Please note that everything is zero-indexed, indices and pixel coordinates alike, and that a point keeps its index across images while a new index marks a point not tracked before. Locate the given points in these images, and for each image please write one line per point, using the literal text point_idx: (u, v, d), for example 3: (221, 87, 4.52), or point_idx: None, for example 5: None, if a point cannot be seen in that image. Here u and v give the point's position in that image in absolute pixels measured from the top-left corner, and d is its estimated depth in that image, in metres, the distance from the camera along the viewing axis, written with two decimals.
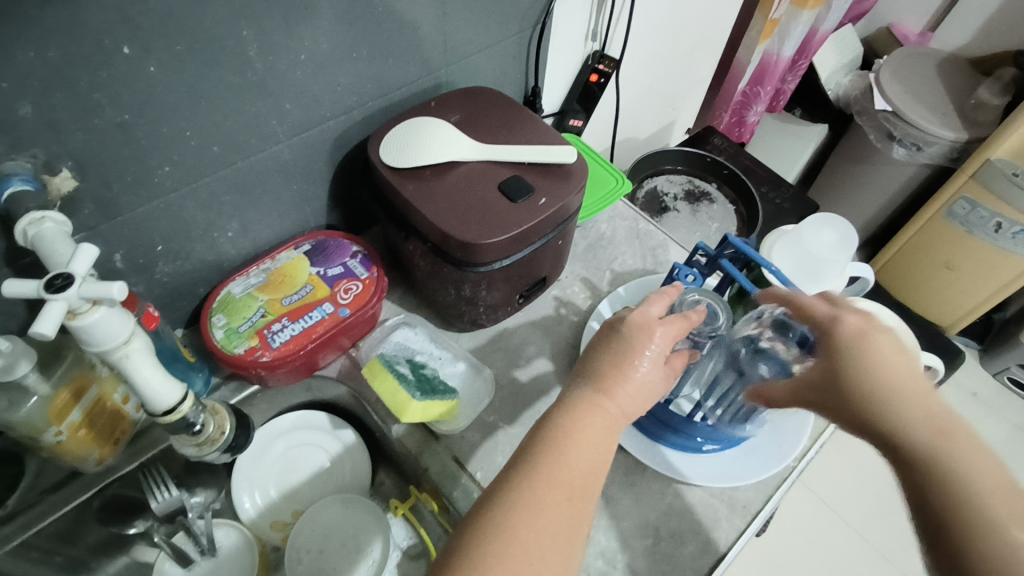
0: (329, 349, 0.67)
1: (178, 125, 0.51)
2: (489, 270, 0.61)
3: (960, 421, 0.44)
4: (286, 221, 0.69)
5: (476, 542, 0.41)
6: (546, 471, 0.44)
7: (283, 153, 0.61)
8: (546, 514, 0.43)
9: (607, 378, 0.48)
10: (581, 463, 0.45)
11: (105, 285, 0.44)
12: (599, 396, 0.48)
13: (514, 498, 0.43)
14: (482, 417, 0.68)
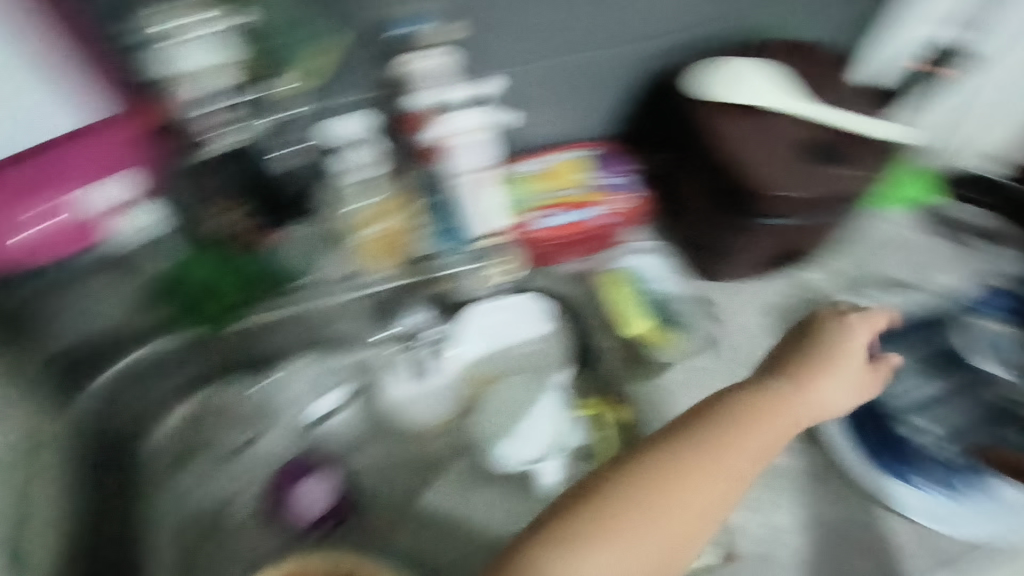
0: (576, 249, 0.73)
1: (531, 10, 0.60)
2: (775, 225, 0.62)
3: None
4: (573, 123, 0.75)
5: (637, 473, 0.43)
6: (719, 433, 0.45)
7: (600, 57, 0.68)
8: (694, 479, 0.43)
9: (800, 375, 0.50)
10: (753, 448, 0.46)
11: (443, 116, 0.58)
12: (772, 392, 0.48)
13: (677, 429, 0.46)
14: (692, 359, 0.70)
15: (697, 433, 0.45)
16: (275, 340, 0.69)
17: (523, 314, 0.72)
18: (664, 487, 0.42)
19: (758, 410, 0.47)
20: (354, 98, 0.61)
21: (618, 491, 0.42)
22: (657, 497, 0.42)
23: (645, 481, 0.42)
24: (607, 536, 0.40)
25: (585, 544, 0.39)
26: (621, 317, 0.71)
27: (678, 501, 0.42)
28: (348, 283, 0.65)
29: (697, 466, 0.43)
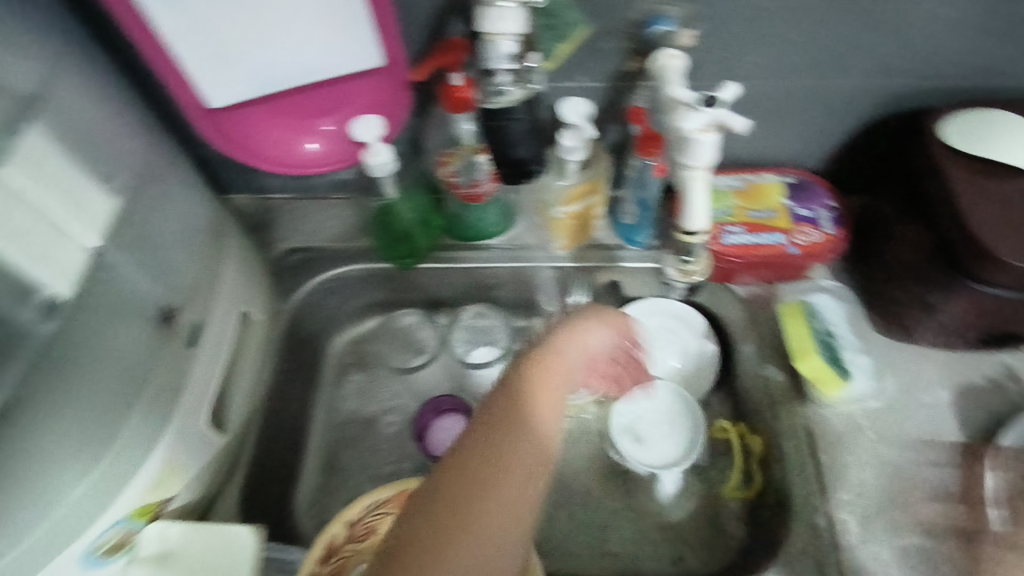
0: (756, 272, 0.71)
1: (786, 26, 0.58)
2: (997, 294, 0.57)
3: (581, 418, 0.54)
4: (789, 149, 0.72)
5: (489, 420, 0.42)
6: (511, 431, 0.41)
7: (840, 86, 0.64)
8: (544, 402, 0.44)
9: (561, 361, 0.47)
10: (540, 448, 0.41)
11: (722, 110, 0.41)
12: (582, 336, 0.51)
13: (521, 374, 0.45)
14: (857, 418, 0.64)
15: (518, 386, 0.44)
16: (450, 287, 0.80)
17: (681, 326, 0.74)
18: (529, 427, 0.42)
19: (575, 326, 0.51)
20: (586, 83, 0.63)
21: (488, 426, 0.41)
22: (513, 434, 0.41)
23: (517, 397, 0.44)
24: (503, 479, 0.39)
25: (485, 490, 0.38)
26: (796, 347, 0.64)
27: (523, 467, 0.40)
28: (529, 253, 0.76)
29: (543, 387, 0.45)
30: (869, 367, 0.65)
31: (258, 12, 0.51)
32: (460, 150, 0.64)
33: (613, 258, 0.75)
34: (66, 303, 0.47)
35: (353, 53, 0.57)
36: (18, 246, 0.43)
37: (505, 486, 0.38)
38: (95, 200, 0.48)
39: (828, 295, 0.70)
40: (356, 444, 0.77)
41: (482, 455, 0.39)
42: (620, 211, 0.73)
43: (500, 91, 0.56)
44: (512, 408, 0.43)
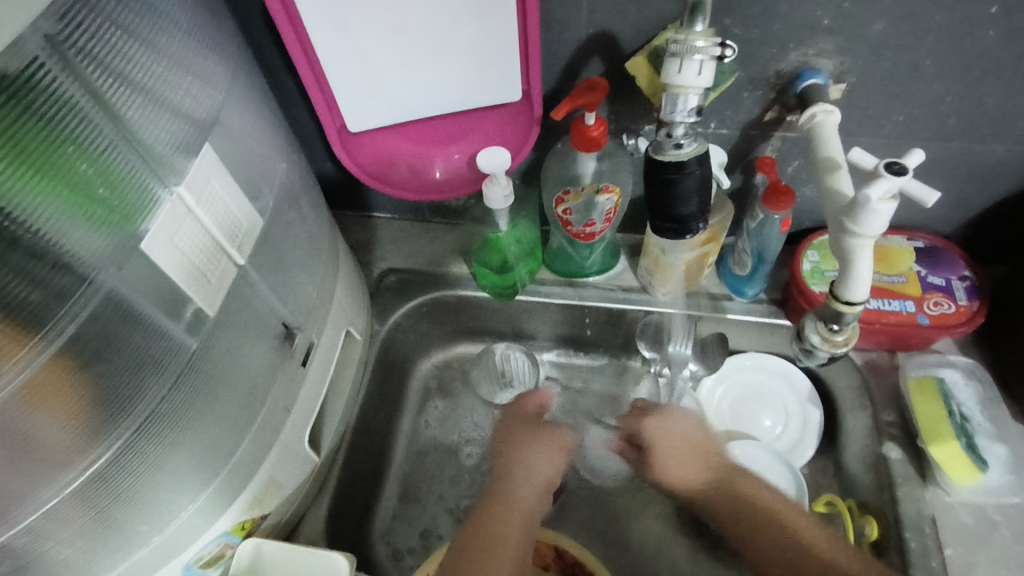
0: (880, 340, 0.67)
1: (944, 89, 0.55)
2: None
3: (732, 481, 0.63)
4: (922, 212, 0.68)
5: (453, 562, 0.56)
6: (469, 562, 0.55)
7: (993, 154, 0.60)
8: (502, 527, 0.58)
9: (511, 460, 0.64)
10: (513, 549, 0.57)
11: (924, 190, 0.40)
12: (514, 482, 0.62)
13: (494, 488, 0.62)
14: (988, 510, 0.59)
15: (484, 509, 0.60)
16: (543, 322, 0.78)
17: (783, 384, 0.71)
18: (496, 535, 0.58)
19: (513, 444, 0.65)
20: (717, 129, 0.61)
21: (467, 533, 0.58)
22: (492, 547, 0.57)
23: (486, 538, 0.57)
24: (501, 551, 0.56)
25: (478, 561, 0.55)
26: (929, 429, 0.61)
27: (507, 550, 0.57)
28: (633, 294, 0.74)
29: (506, 514, 0.60)
30: (1009, 460, 0.60)
31: (414, 45, 0.51)
32: (582, 188, 0.62)
33: (719, 308, 0.72)
34: (208, 320, 0.44)
35: (492, 91, 0.56)
36: (186, 264, 0.41)
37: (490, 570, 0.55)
38: (245, 214, 0.46)
39: (958, 372, 0.65)
40: (434, 474, 0.74)
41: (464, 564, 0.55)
42: (734, 261, 0.71)
43: (678, 143, 0.46)
44: (482, 532, 0.58)
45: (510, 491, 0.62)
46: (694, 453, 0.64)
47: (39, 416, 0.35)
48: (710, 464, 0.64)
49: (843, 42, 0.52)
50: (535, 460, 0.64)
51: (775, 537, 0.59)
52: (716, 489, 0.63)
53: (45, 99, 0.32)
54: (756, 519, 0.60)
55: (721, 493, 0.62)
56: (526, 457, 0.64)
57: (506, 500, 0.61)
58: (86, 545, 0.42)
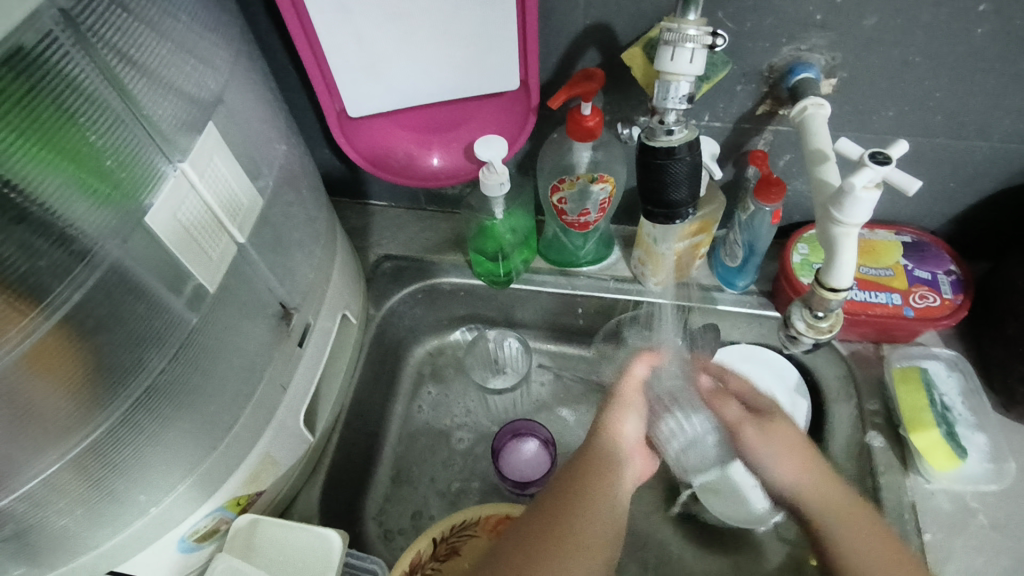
0: (866, 331, 0.68)
1: (934, 85, 0.56)
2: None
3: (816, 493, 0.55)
4: (910, 208, 0.69)
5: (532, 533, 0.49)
6: (537, 538, 0.48)
7: (979, 151, 0.61)
8: (597, 485, 0.52)
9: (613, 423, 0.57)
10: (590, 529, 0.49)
11: (910, 181, 0.41)
12: (619, 430, 0.57)
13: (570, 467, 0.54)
14: (967, 497, 0.60)
15: (582, 460, 0.54)
16: (537, 310, 0.79)
17: (770, 373, 0.71)
18: (603, 493, 0.51)
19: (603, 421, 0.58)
20: (710, 121, 0.62)
21: (573, 470, 0.53)
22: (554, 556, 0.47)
23: (581, 488, 0.51)
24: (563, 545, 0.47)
25: (555, 542, 0.48)
26: (911, 417, 0.63)
27: (595, 529, 0.49)
28: (626, 284, 0.75)
29: (602, 471, 0.53)
30: (988, 449, 0.62)
31: (414, 32, 0.52)
32: (577, 177, 0.63)
33: (709, 299, 0.74)
34: (207, 296, 0.45)
35: (490, 80, 0.57)
36: (187, 238, 0.41)
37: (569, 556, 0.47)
38: (245, 194, 0.47)
39: (942, 364, 0.67)
40: (425, 457, 0.75)
41: (542, 531, 0.48)
42: (724, 252, 0.72)
43: (669, 130, 0.48)
44: (580, 479, 0.52)
45: (608, 456, 0.55)
46: (803, 444, 0.59)
47: (38, 384, 0.36)
48: (807, 456, 0.58)
49: (835, 37, 0.54)
50: (625, 420, 0.58)
51: (845, 530, 0.52)
52: (812, 484, 0.56)
53: (53, 77, 0.33)
54: (827, 505, 0.54)
55: (812, 483, 0.56)
56: (628, 407, 0.58)
57: (604, 455, 0.54)
58: (84, 513, 0.43)
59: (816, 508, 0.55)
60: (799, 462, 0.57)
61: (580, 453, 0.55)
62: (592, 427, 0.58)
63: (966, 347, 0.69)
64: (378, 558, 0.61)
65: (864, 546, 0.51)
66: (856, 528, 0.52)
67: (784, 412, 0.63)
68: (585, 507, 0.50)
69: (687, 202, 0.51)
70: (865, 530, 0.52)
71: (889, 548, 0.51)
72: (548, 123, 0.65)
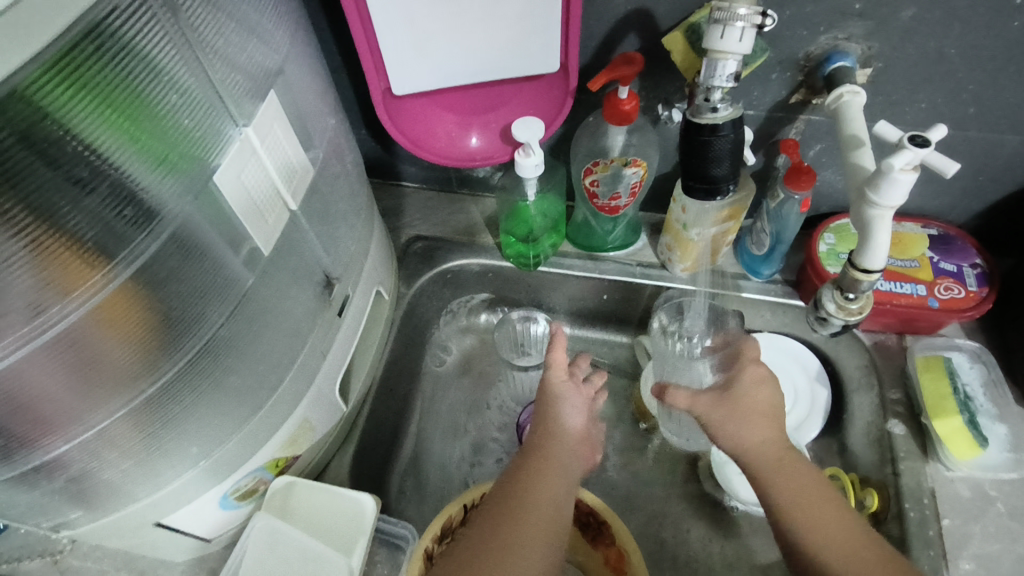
0: (891, 322, 0.69)
1: (968, 77, 0.57)
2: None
3: (770, 464, 0.56)
4: (938, 201, 0.70)
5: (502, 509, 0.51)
6: (507, 511, 0.51)
7: (1011, 145, 0.62)
8: (543, 478, 0.53)
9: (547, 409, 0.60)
10: (541, 514, 0.51)
11: (947, 163, 0.42)
12: (555, 422, 0.59)
13: (528, 450, 0.57)
14: (986, 486, 0.61)
15: (524, 456, 0.56)
16: (563, 294, 0.80)
17: (791, 363, 0.72)
18: (545, 473, 0.54)
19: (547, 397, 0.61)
20: (744, 109, 0.63)
21: (522, 467, 0.55)
22: (513, 533, 0.49)
23: (525, 474, 0.54)
24: (521, 525, 0.50)
25: (512, 521, 0.50)
26: (933, 405, 0.64)
27: (543, 509, 0.51)
28: (652, 270, 0.76)
29: (542, 465, 0.55)
30: (1007, 439, 0.63)
31: (462, 11, 0.53)
32: (611, 160, 0.65)
33: (737, 287, 0.75)
34: (263, 259, 0.47)
35: (532, 61, 0.58)
36: (250, 202, 0.44)
37: (515, 537, 0.49)
38: (301, 163, 0.49)
39: (964, 355, 0.68)
40: (450, 432, 0.76)
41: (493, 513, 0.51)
42: (751, 241, 0.73)
43: (715, 107, 0.49)
44: (527, 466, 0.55)
45: (538, 444, 0.57)
46: (762, 411, 0.59)
47: (106, 336, 0.38)
48: (766, 430, 0.58)
49: (873, 27, 0.55)
50: (563, 413, 0.60)
51: (794, 494, 0.54)
52: (766, 452, 0.57)
53: (133, 46, 0.34)
54: (786, 485, 0.55)
55: (767, 450, 0.57)
56: (559, 400, 0.60)
57: (538, 448, 0.56)
58: (138, 462, 0.45)
59: (765, 473, 0.56)
60: (760, 432, 0.58)
61: (522, 449, 0.57)
62: (533, 424, 0.60)
63: (989, 340, 0.70)
64: (408, 524, 0.63)
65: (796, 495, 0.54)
66: (793, 477, 0.55)
67: (754, 375, 0.61)
68: (526, 492, 0.52)
69: (729, 181, 0.53)
70: (798, 477, 0.55)
71: (823, 498, 0.54)
72: (584, 108, 0.66)
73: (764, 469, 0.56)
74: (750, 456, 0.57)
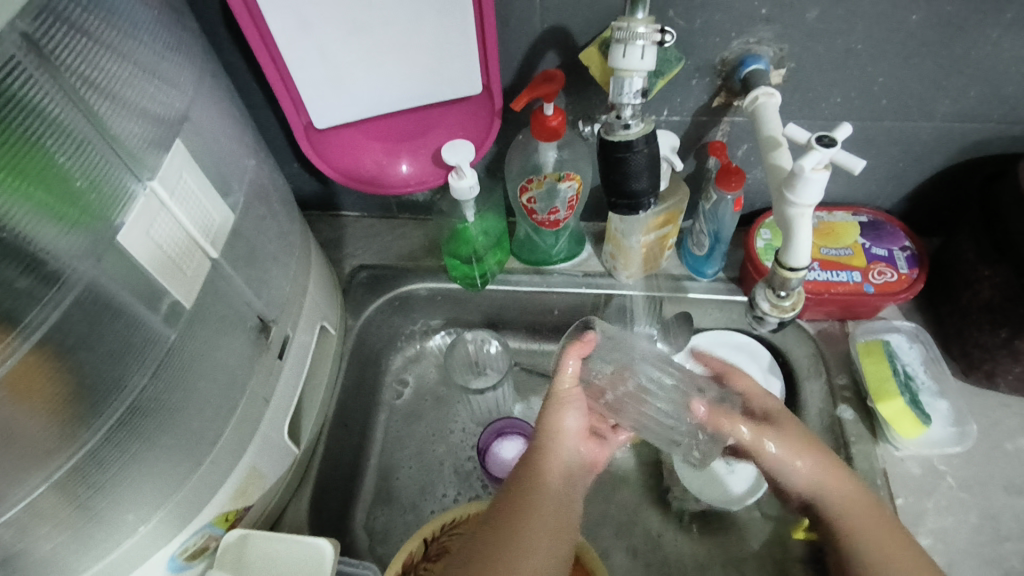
0: (831, 310, 0.71)
1: (875, 72, 0.59)
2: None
3: (838, 500, 0.55)
4: (864, 188, 0.73)
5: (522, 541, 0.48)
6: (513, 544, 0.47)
7: (925, 131, 0.64)
8: (537, 490, 0.51)
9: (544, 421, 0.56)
10: (544, 519, 0.49)
11: (856, 159, 0.44)
12: (560, 426, 0.56)
13: (527, 456, 0.54)
14: (934, 461, 0.63)
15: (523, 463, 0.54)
16: (514, 310, 0.80)
17: (743, 356, 0.73)
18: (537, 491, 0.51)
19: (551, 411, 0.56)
20: (670, 117, 0.65)
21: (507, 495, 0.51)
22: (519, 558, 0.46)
23: (523, 482, 0.52)
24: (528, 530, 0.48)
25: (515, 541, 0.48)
26: (877, 388, 0.65)
27: (546, 511, 0.50)
28: (597, 279, 0.77)
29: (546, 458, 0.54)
30: (950, 413, 0.65)
31: (376, 42, 0.53)
32: (544, 177, 0.65)
33: (681, 288, 0.75)
34: (184, 313, 0.46)
35: (452, 86, 0.58)
36: (163, 256, 0.42)
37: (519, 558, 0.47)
38: (217, 210, 0.48)
39: (903, 336, 0.70)
40: (412, 459, 0.75)
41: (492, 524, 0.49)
42: (692, 242, 0.74)
43: (626, 124, 0.50)
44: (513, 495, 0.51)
45: (539, 448, 0.55)
46: (817, 448, 0.57)
47: (18, 409, 0.36)
48: (823, 460, 0.56)
49: (780, 29, 0.56)
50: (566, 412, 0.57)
51: (871, 530, 0.53)
52: (839, 493, 0.55)
53: (14, 105, 0.33)
54: (864, 520, 0.53)
55: (837, 487, 0.55)
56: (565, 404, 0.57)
57: (539, 450, 0.55)
58: (70, 536, 0.43)
59: (838, 510, 0.55)
60: (829, 472, 0.56)
61: (522, 460, 0.54)
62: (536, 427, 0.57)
63: (924, 318, 0.72)
64: (371, 563, 0.61)
65: (874, 542, 0.52)
66: (870, 519, 0.53)
67: (781, 406, 0.60)
68: (527, 502, 0.50)
69: (648, 199, 0.52)
70: (866, 512, 0.54)
71: (890, 529, 0.53)
72: (512, 127, 0.66)
73: (836, 507, 0.55)
74: (821, 490, 0.56)
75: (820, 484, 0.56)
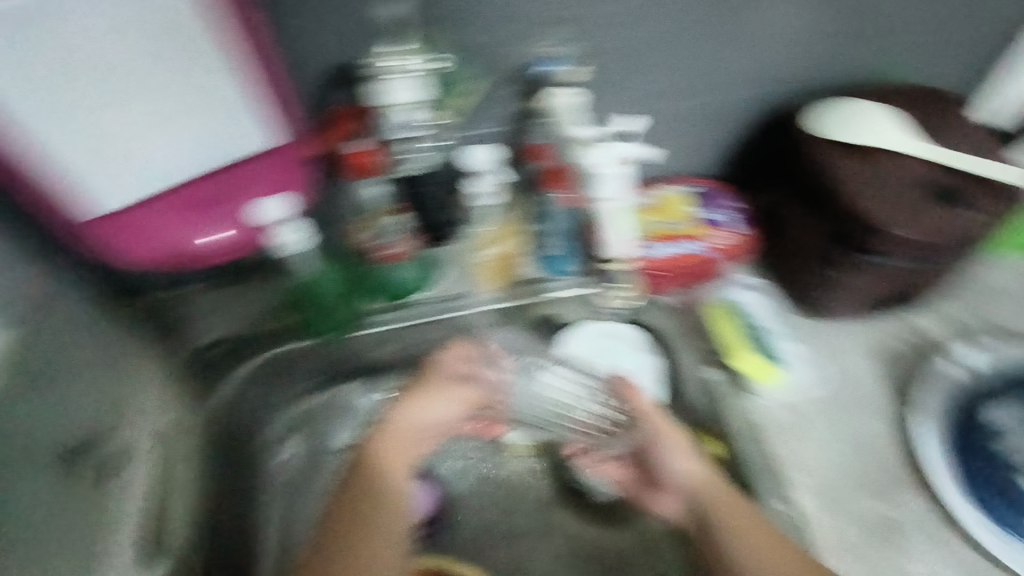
0: (682, 281, 0.74)
1: (661, 53, 0.63)
2: (880, 264, 0.62)
3: (723, 490, 0.54)
4: (685, 159, 0.77)
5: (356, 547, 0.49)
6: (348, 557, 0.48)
7: (720, 98, 0.69)
8: (384, 479, 0.53)
9: (410, 402, 0.59)
10: (385, 512, 0.51)
11: (633, 150, 0.63)
12: (414, 410, 0.58)
13: (373, 446, 0.55)
14: (796, 398, 0.68)
15: (373, 449, 0.55)
16: (390, 350, 0.73)
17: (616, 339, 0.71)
18: (381, 501, 0.52)
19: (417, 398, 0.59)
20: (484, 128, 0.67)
21: (351, 494, 0.52)
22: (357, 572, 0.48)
23: (369, 469, 0.54)
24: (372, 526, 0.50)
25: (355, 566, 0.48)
26: (729, 347, 0.68)
27: (395, 500, 0.53)
28: (465, 299, 0.72)
29: (399, 437, 0.56)
30: (798, 353, 0.70)
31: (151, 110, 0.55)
32: (378, 214, 0.65)
33: (544, 290, 0.72)
34: None
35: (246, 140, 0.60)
36: None
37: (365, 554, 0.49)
38: None
39: (752, 292, 0.73)
40: None
41: (335, 528, 0.50)
42: (540, 244, 0.73)
43: None
44: (363, 484, 0.53)
45: (389, 431, 0.56)
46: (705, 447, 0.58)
47: None
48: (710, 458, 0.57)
49: (563, 28, 0.58)
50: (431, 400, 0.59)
51: (751, 528, 0.51)
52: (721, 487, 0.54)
53: None
54: (741, 518, 0.52)
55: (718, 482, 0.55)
56: (427, 395, 0.60)
57: (391, 428, 0.56)
58: None
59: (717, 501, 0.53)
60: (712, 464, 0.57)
61: (371, 446, 0.56)
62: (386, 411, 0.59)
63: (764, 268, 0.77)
64: None
65: (748, 539, 0.51)
66: (746, 520, 0.52)
67: None
68: (374, 484, 0.53)
69: None
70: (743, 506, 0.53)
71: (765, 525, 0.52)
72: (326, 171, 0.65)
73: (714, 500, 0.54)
74: (705, 482, 0.55)
75: (704, 475, 0.55)
